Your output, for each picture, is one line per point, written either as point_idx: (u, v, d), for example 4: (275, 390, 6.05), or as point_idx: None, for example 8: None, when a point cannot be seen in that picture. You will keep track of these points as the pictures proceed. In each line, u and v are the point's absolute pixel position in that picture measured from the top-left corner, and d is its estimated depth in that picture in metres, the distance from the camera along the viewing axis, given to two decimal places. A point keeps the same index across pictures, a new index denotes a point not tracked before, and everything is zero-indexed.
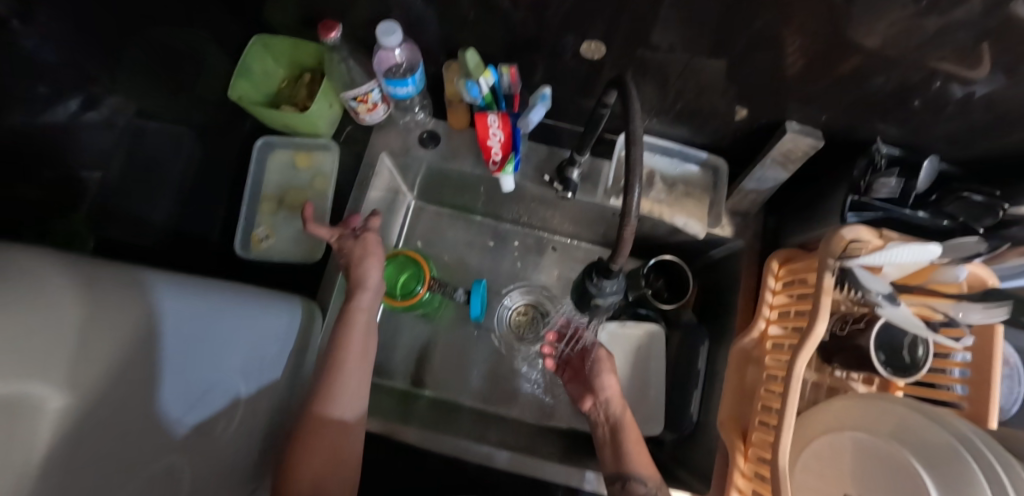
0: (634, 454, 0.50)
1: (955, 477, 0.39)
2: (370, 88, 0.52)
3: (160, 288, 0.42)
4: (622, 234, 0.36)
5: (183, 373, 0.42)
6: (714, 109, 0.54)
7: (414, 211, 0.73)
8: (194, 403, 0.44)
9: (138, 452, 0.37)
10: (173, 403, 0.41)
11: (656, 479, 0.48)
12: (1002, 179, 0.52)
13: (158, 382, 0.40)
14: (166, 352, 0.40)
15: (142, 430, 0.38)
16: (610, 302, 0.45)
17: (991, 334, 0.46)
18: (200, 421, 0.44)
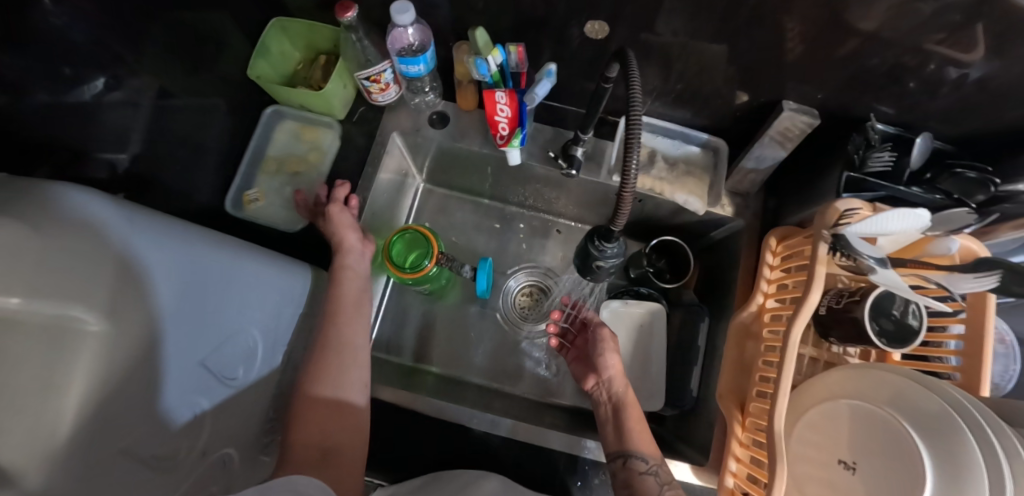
0: (636, 431, 0.52)
1: (946, 442, 0.40)
2: (382, 68, 0.55)
3: (185, 235, 0.41)
4: (621, 200, 0.40)
5: (209, 319, 0.42)
6: (716, 92, 0.56)
7: (424, 194, 0.76)
8: (214, 352, 0.43)
9: (165, 395, 0.36)
10: (197, 350, 0.40)
11: (658, 456, 0.50)
12: (994, 157, 0.54)
13: (188, 327, 0.39)
14: (194, 294, 0.39)
15: (172, 372, 0.37)
16: (611, 267, 0.48)
17: (983, 307, 0.48)
18: (219, 372, 0.43)
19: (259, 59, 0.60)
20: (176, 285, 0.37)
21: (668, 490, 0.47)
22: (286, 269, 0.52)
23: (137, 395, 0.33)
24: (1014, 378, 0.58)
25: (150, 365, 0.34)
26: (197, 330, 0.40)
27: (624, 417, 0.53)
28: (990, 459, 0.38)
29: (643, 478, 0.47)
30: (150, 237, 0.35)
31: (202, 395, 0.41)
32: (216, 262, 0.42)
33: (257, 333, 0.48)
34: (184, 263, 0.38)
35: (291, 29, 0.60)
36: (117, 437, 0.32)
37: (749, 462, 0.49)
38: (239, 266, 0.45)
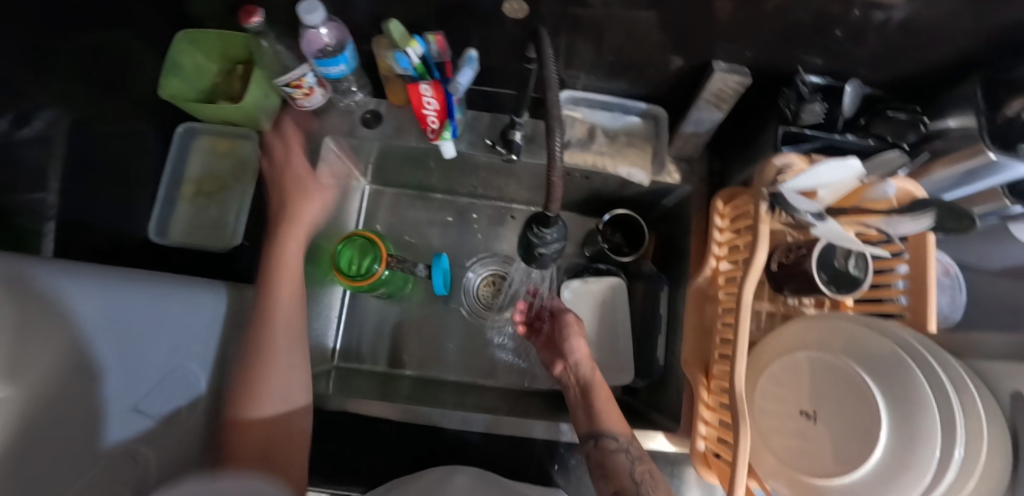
0: (605, 410, 0.51)
1: (900, 381, 0.43)
2: (303, 72, 0.52)
3: (77, 283, 0.41)
4: (551, 182, 0.38)
5: (131, 365, 0.44)
6: (649, 60, 0.55)
7: (371, 196, 0.74)
8: (150, 390, 0.46)
9: (98, 443, 0.40)
10: (127, 394, 0.44)
11: (628, 434, 0.50)
12: (915, 92, 0.55)
13: (107, 377, 0.42)
14: (114, 346, 0.42)
15: (102, 423, 0.41)
16: (554, 253, 0.46)
17: (923, 246, 0.49)
18: (161, 410, 0.46)
19: (169, 77, 0.56)
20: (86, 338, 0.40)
21: (640, 465, 0.46)
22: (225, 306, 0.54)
23: (49, 440, 0.36)
24: (959, 307, 0.60)
25: (66, 425, 0.38)
26: (119, 375, 0.43)
27: (596, 399, 0.52)
28: (939, 393, 0.41)
29: (615, 456, 0.47)
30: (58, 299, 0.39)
31: (139, 439, 0.44)
32: (140, 309, 0.45)
33: (196, 369, 0.50)
34: (95, 319, 0.41)
35: (202, 41, 0.56)
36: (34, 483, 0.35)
37: (718, 425, 0.50)
38: (161, 308, 0.47)
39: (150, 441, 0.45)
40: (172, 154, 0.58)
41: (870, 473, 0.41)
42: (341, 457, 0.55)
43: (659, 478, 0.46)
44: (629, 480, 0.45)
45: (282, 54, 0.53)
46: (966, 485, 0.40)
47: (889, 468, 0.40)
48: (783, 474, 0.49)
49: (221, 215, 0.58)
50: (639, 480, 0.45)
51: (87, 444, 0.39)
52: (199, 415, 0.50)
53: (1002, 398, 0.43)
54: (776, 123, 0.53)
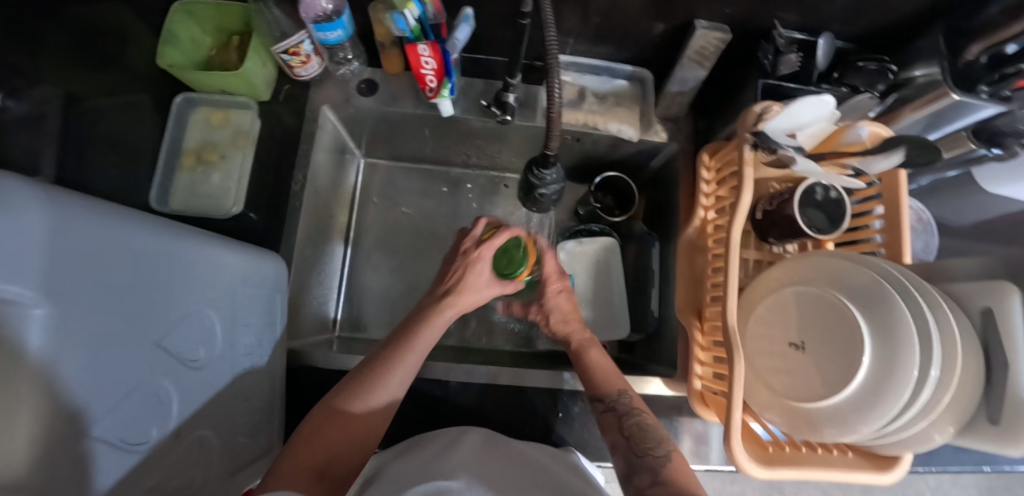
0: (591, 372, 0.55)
1: (883, 307, 0.46)
2: (300, 39, 0.54)
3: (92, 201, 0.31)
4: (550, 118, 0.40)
5: (159, 300, 0.36)
6: (635, 24, 0.57)
7: (366, 169, 0.76)
8: (171, 330, 0.38)
9: (128, 387, 0.34)
10: (154, 333, 0.36)
11: (615, 391, 0.52)
12: (878, 45, 0.59)
13: (131, 314, 0.33)
14: (136, 277, 0.34)
15: (132, 366, 0.34)
16: (554, 196, 0.48)
17: (897, 185, 0.52)
18: (179, 352, 0.39)
19: (166, 47, 0.57)
20: (126, 262, 0.32)
21: (627, 420, 0.50)
22: (254, 254, 0.50)
23: (87, 381, 0.29)
24: (934, 250, 0.64)
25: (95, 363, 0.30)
26: (149, 308, 0.35)
27: (580, 364, 0.57)
28: (920, 320, 0.45)
29: (605, 416, 0.51)
30: (106, 218, 0.31)
31: (166, 384, 0.37)
32: (166, 242, 0.37)
33: (211, 314, 0.43)
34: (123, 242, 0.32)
35: (199, 13, 0.58)
36: (79, 421, 0.29)
37: (713, 363, 0.53)
38: (181, 243, 0.39)
39: (179, 383, 0.39)
40: (169, 125, 0.58)
41: (856, 391, 0.46)
42: None
43: (648, 426, 0.49)
44: (620, 431, 0.49)
45: (280, 21, 0.55)
46: (944, 396, 0.44)
47: (874, 385, 0.45)
48: (776, 404, 0.51)
49: (222, 184, 0.58)
50: (629, 434, 0.49)
51: (117, 386, 0.32)
52: (216, 361, 0.44)
53: (972, 314, 0.47)
54: (757, 76, 0.55)
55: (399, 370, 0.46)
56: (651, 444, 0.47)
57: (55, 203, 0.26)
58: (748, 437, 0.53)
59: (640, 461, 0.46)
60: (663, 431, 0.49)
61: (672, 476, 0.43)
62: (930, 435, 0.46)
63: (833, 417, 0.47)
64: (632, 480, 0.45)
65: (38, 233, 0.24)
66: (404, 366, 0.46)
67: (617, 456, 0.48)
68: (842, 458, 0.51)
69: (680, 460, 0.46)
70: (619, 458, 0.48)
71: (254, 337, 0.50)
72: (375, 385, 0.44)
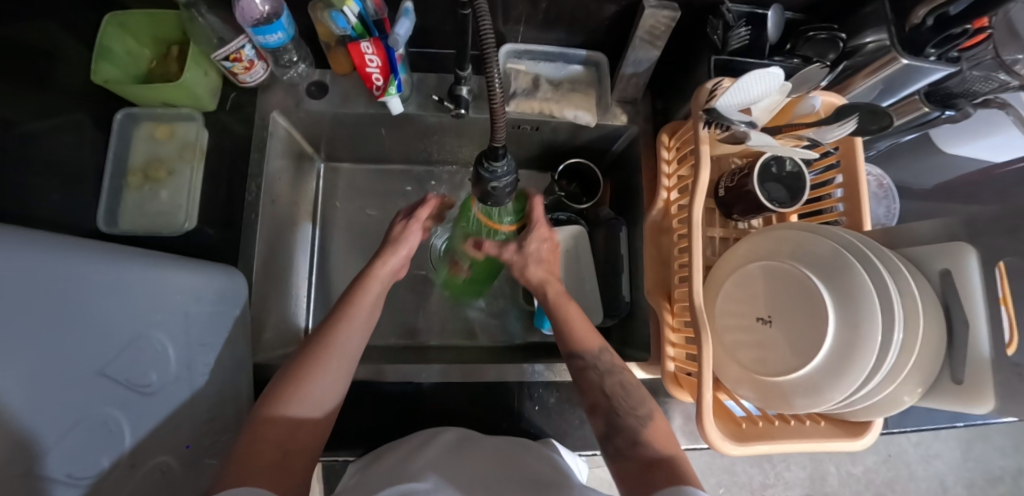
0: (575, 328, 0.53)
1: (842, 275, 0.47)
2: (240, 44, 0.52)
3: (13, 232, 0.29)
4: (494, 110, 0.38)
5: (98, 326, 0.35)
6: (583, 8, 0.56)
7: (328, 173, 0.75)
8: (116, 357, 0.37)
9: (70, 421, 0.32)
10: (97, 362, 0.35)
11: (599, 347, 0.52)
12: (827, 13, 0.59)
13: (68, 344, 0.32)
14: (70, 306, 0.32)
15: (73, 397, 0.32)
16: (507, 188, 0.46)
17: (853, 152, 0.52)
18: (127, 379, 0.38)
19: (102, 62, 0.54)
20: (52, 290, 0.30)
21: (610, 376, 0.50)
22: (204, 272, 0.48)
23: (22, 419, 0.28)
24: (896, 214, 0.64)
25: (32, 399, 0.29)
26: (88, 336, 0.34)
27: (557, 320, 0.54)
28: (879, 285, 0.45)
29: (586, 374, 0.51)
30: (20, 245, 0.29)
31: (112, 413, 0.36)
32: (97, 267, 0.35)
33: (160, 336, 0.42)
34: (50, 272, 0.30)
35: (132, 24, 0.56)
36: (15, 463, 0.27)
37: (684, 344, 0.53)
38: (115, 267, 0.37)
39: (129, 412, 0.38)
40: (112, 143, 0.56)
41: (823, 362, 0.46)
42: None
43: (629, 385, 0.49)
44: (601, 394, 0.49)
45: (216, 26, 0.52)
46: (908, 360, 0.44)
47: (840, 351, 0.45)
48: (746, 380, 0.52)
49: (172, 200, 0.57)
50: (610, 394, 0.49)
51: (58, 421, 0.31)
52: (172, 383, 0.43)
53: (931, 276, 0.48)
54: (709, 53, 0.55)
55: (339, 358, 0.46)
56: (634, 405, 0.48)
57: None
58: (722, 415, 0.53)
59: (622, 421, 0.47)
60: (644, 392, 0.49)
61: (652, 438, 0.45)
62: (900, 399, 0.46)
63: (803, 387, 0.47)
64: (614, 442, 0.47)
65: None
66: (343, 353, 0.47)
67: (597, 418, 0.49)
68: (814, 428, 0.51)
69: (661, 418, 0.47)
70: (599, 416, 0.49)
71: (214, 355, 0.49)
72: (310, 375, 0.44)
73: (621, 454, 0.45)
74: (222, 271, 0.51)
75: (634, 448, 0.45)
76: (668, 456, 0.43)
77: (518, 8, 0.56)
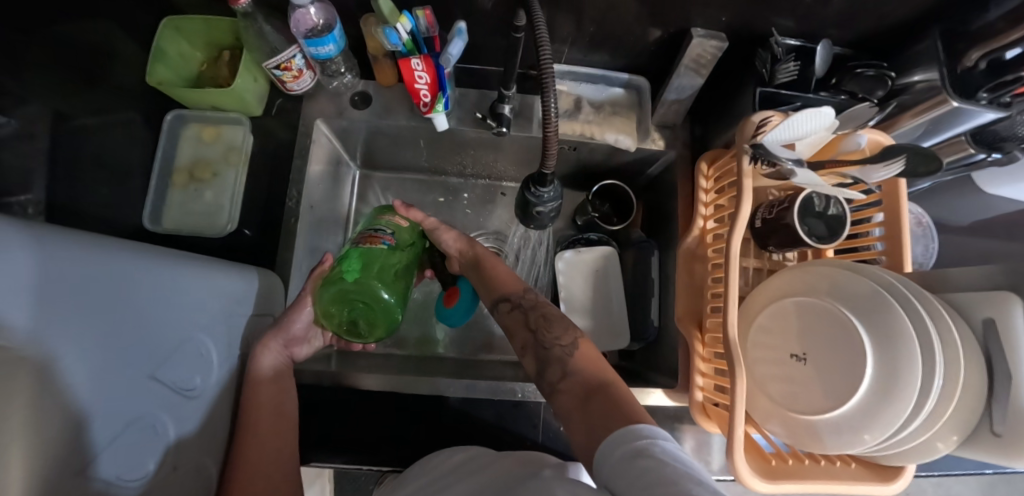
0: (500, 272, 0.57)
1: (880, 316, 0.46)
2: (292, 54, 0.53)
3: (84, 238, 0.31)
4: (546, 139, 0.40)
5: (152, 330, 0.36)
6: (630, 32, 0.56)
7: (362, 180, 0.76)
8: (166, 361, 0.38)
9: (120, 425, 0.33)
10: (148, 365, 0.36)
11: (521, 288, 0.55)
12: (875, 49, 0.58)
13: (123, 348, 0.33)
14: (127, 310, 0.33)
15: (124, 400, 0.33)
16: (552, 212, 0.48)
17: (897, 192, 0.52)
18: (175, 383, 0.38)
19: (156, 64, 0.56)
20: (112, 295, 0.31)
21: (536, 308, 0.52)
22: (248, 279, 0.49)
23: (79, 422, 0.28)
24: (933, 253, 0.65)
25: (89, 400, 0.29)
26: (142, 340, 0.35)
27: (487, 271, 0.58)
28: (922, 332, 0.44)
29: (511, 314, 0.52)
30: (87, 251, 0.30)
31: (159, 415, 0.37)
32: (153, 273, 0.36)
33: (206, 341, 0.42)
34: (112, 277, 0.31)
35: (188, 29, 0.57)
36: (72, 462, 0.28)
37: (714, 375, 0.52)
38: (170, 273, 0.38)
39: (173, 415, 0.38)
40: (161, 142, 0.58)
41: (857, 403, 0.45)
42: (348, 431, 0.56)
43: (551, 316, 0.51)
44: (526, 331, 0.50)
45: (270, 35, 0.53)
46: (947, 408, 0.44)
47: (877, 395, 0.44)
48: (777, 415, 0.51)
49: (215, 201, 0.58)
50: (534, 329, 0.50)
51: (110, 423, 0.32)
52: (211, 387, 0.43)
53: (972, 323, 0.47)
54: (754, 85, 0.55)
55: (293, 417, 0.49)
56: (556, 335, 0.48)
57: (39, 245, 0.26)
58: (751, 450, 0.53)
59: (550, 354, 0.47)
60: (566, 323, 0.50)
61: (580, 363, 0.45)
62: (934, 445, 0.46)
63: (835, 427, 0.47)
64: (546, 377, 0.46)
65: (24, 275, 0.24)
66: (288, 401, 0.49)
67: (528, 356, 0.49)
68: (844, 469, 0.51)
69: (587, 345, 0.47)
70: (529, 352, 0.48)
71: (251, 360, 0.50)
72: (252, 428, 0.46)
73: (557, 390, 0.44)
74: (260, 275, 0.52)
75: (565, 380, 0.44)
76: (603, 382, 0.42)
77: (564, 29, 0.56)
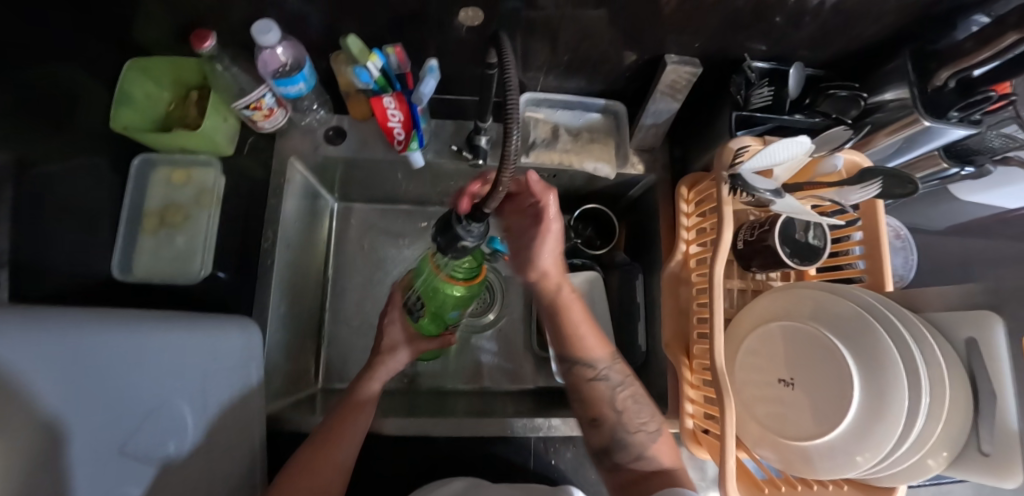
0: (586, 335, 0.50)
1: (865, 339, 0.46)
2: (261, 94, 0.52)
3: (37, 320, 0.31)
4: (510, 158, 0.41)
5: (118, 402, 0.35)
6: (605, 57, 0.56)
7: (341, 212, 0.75)
8: (137, 433, 0.37)
9: None
10: (116, 440, 0.35)
11: (608, 359, 0.51)
12: (842, 67, 0.59)
13: (84, 427, 0.32)
14: (86, 385, 0.33)
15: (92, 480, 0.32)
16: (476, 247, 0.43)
17: (874, 211, 0.52)
18: (152, 453, 0.38)
19: (122, 108, 0.55)
20: (67, 373, 0.31)
21: (620, 387, 0.50)
22: (240, 333, 0.49)
23: None
24: (913, 265, 0.66)
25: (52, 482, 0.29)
26: (107, 414, 0.34)
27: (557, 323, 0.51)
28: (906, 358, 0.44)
29: (594, 386, 0.50)
30: (34, 330, 0.30)
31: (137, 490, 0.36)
32: (117, 343, 0.36)
33: (187, 404, 0.42)
34: (63, 354, 0.31)
35: (153, 69, 0.56)
36: None
37: (703, 402, 0.52)
38: (142, 339, 0.38)
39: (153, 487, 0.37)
40: (129, 188, 0.56)
41: (846, 428, 0.45)
42: None
43: (638, 398, 0.50)
44: (609, 408, 0.49)
45: (239, 78, 0.54)
46: (935, 429, 0.43)
47: (865, 421, 0.44)
48: (768, 441, 0.51)
49: (188, 246, 0.56)
50: (620, 409, 0.49)
51: None
52: (198, 452, 0.42)
53: (956, 344, 0.47)
54: (730, 109, 0.55)
55: (339, 459, 0.47)
56: (644, 421, 0.49)
57: None
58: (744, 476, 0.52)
59: (629, 438, 0.48)
60: (653, 407, 0.50)
61: (658, 454, 0.48)
62: (925, 464, 0.45)
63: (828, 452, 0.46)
64: (614, 456, 0.49)
65: None
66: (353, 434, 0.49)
67: (594, 433, 0.50)
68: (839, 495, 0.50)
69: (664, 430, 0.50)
70: (602, 430, 0.49)
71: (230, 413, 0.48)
72: (322, 454, 0.46)
73: (621, 466, 0.48)
74: (245, 322, 0.51)
75: (636, 463, 0.48)
76: (669, 470, 0.47)
77: (538, 56, 0.56)
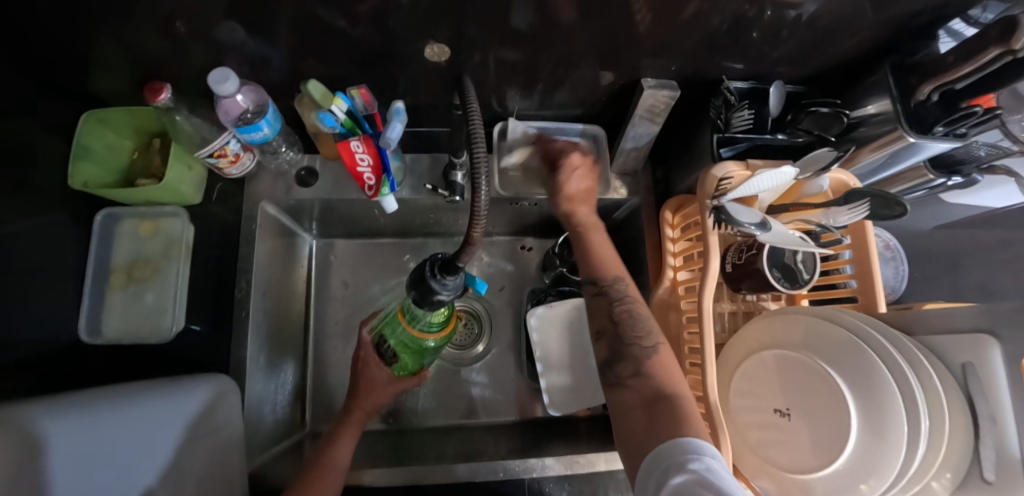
0: (602, 253, 0.53)
1: (857, 364, 0.45)
2: (225, 141, 0.49)
3: None
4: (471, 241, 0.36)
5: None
6: (579, 81, 0.54)
7: (321, 248, 0.73)
8: None
9: None
10: None
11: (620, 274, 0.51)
12: (821, 81, 0.58)
13: None
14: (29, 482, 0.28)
15: None
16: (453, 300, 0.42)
17: (863, 233, 0.52)
18: None
19: (81, 163, 0.52)
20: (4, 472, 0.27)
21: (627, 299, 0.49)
22: (198, 399, 0.45)
23: None
24: (904, 275, 0.65)
25: None
26: None
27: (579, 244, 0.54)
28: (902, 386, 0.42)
29: (597, 300, 0.50)
30: None
31: None
32: (66, 431, 0.33)
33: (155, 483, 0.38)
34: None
35: (111, 119, 0.53)
36: None
37: None
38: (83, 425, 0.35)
39: None
40: (93, 245, 0.54)
41: (846, 458, 0.43)
42: None
43: (639, 315, 0.49)
44: (608, 318, 0.49)
45: (202, 127, 0.52)
46: (937, 458, 0.41)
47: (864, 449, 0.42)
48: (766, 471, 0.49)
49: (159, 302, 0.54)
50: (618, 320, 0.48)
51: None
52: None
53: (954, 369, 0.45)
54: (710, 131, 0.53)
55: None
56: (639, 334, 0.47)
57: None
58: None
59: (626, 349, 0.46)
60: (653, 326, 0.48)
61: (656, 370, 0.44)
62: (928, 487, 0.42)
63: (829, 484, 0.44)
64: (615, 369, 0.46)
65: None
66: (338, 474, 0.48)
67: (600, 343, 0.49)
68: None
69: (667, 352, 0.46)
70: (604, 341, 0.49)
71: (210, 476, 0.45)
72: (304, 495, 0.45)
73: (624, 383, 0.45)
74: (209, 382, 0.48)
75: (635, 379, 0.44)
76: (669, 392, 0.42)
77: (511, 83, 0.54)
